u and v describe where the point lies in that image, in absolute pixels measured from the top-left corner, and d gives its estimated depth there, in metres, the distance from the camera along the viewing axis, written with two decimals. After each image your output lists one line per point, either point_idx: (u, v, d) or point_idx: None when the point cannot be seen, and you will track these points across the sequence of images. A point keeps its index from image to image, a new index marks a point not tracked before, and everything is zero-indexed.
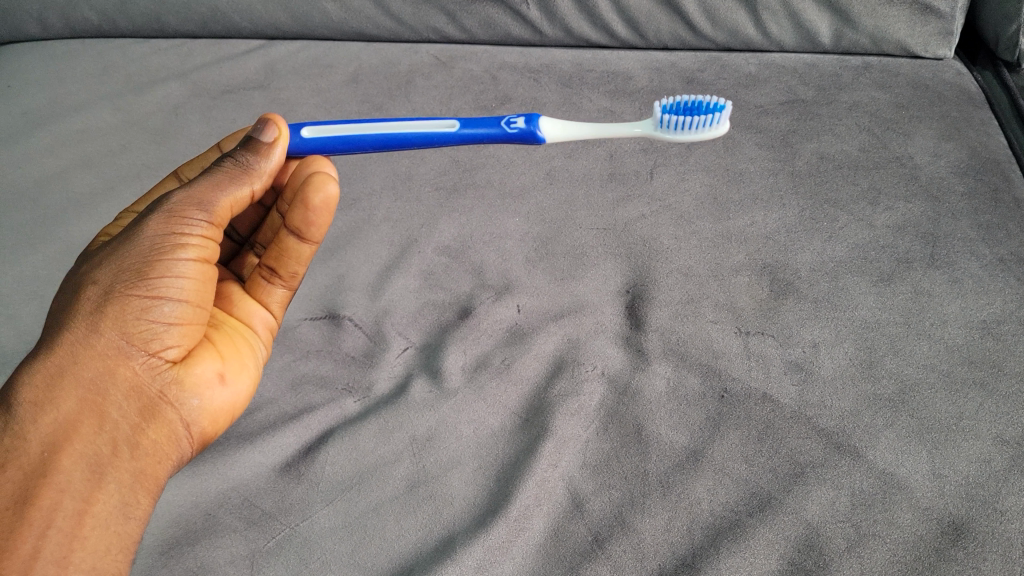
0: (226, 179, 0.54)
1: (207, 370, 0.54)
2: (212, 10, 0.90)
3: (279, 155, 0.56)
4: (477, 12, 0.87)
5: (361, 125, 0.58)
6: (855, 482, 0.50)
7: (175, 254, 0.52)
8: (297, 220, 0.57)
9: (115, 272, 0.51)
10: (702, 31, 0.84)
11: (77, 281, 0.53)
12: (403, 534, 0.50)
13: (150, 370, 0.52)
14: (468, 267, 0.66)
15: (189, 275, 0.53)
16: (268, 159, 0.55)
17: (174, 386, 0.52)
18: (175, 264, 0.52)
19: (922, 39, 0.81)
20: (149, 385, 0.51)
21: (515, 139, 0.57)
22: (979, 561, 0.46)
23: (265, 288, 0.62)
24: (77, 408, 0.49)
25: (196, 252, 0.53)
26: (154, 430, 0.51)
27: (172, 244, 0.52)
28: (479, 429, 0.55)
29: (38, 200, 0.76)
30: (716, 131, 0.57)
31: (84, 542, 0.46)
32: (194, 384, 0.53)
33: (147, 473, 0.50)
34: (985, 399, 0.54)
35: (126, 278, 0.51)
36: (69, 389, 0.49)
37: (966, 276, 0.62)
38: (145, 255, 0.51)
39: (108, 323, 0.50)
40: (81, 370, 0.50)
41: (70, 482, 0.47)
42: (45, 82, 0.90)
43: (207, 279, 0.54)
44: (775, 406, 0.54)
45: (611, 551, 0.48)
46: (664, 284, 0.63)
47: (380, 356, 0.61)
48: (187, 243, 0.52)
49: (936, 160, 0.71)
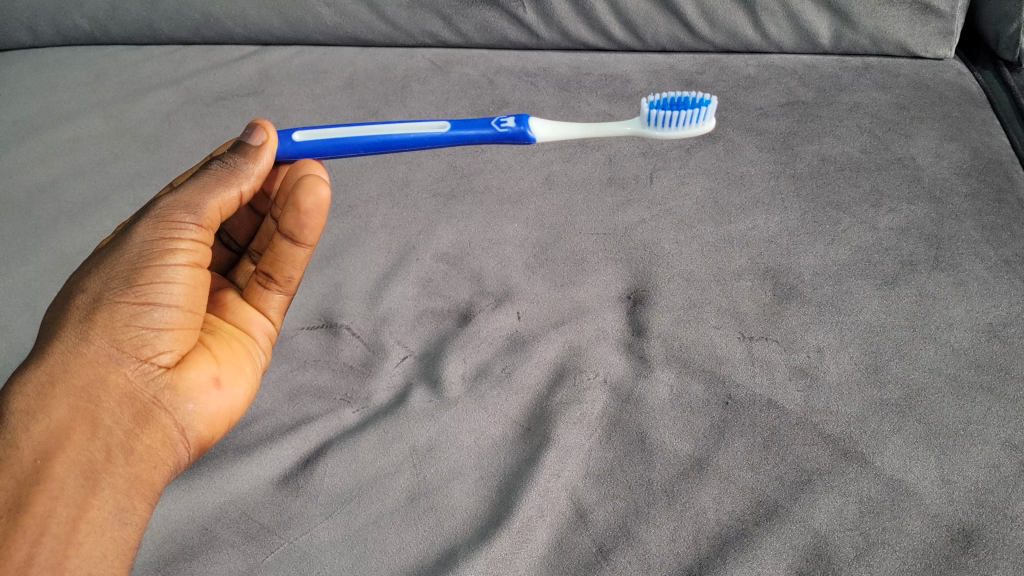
0: (214, 182, 0.53)
1: (201, 374, 0.53)
2: (204, 16, 0.90)
3: (267, 158, 0.55)
4: (473, 16, 0.86)
5: (352, 128, 0.57)
6: (863, 489, 0.50)
7: (165, 259, 0.51)
8: (290, 223, 0.57)
9: (105, 280, 0.51)
10: (701, 33, 0.83)
11: (68, 291, 0.53)
12: (404, 547, 0.49)
13: (142, 376, 0.50)
14: (466, 274, 0.66)
15: (181, 280, 0.52)
16: (256, 161, 0.54)
17: (168, 391, 0.51)
18: (166, 270, 0.51)
19: (922, 39, 0.80)
20: (141, 391, 0.50)
21: (506, 138, 0.58)
22: (991, 569, 0.46)
23: (263, 294, 0.61)
24: (69, 416, 0.48)
25: (187, 256, 0.52)
26: (148, 435, 0.50)
27: (161, 249, 0.51)
28: (480, 439, 0.54)
29: (31, 210, 0.75)
30: (702, 127, 0.59)
31: (79, 548, 0.45)
32: (188, 388, 0.52)
33: (143, 478, 0.49)
34: (992, 403, 0.53)
35: (115, 285, 0.50)
36: (61, 397, 0.49)
37: (971, 278, 0.61)
38: (135, 262, 0.51)
39: (97, 331, 0.50)
40: (72, 377, 0.49)
41: (63, 489, 0.46)
42: (37, 90, 0.89)
43: (200, 283, 0.53)
44: (781, 413, 0.54)
45: (616, 563, 0.48)
46: (665, 289, 0.62)
47: (379, 365, 0.60)
48: (177, 247, 0.51)
49: (939, 161, 0.70)
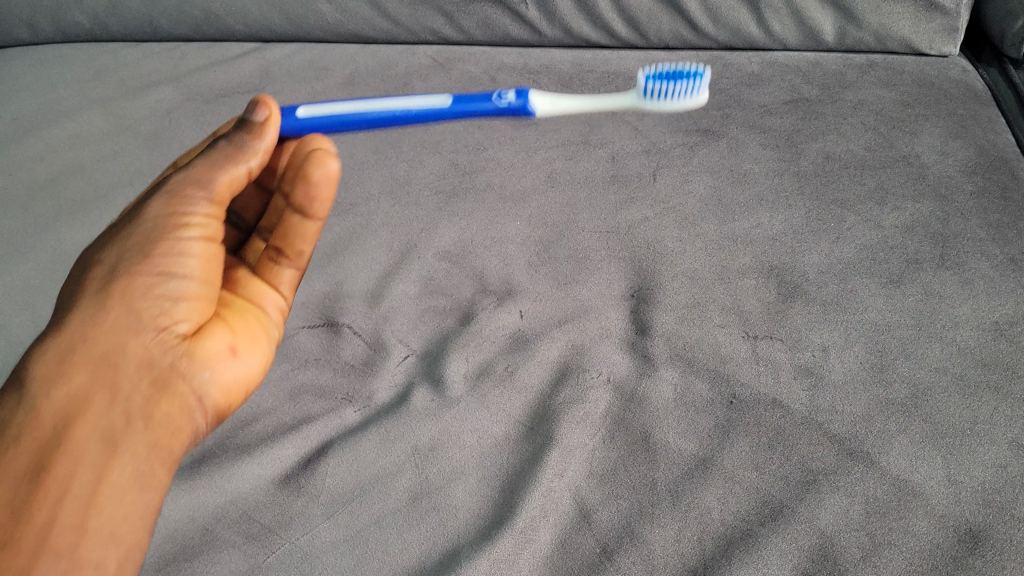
0: (224, 159, 0.54)
1: (217, 344, 0.54)
2: (205, 13, 0.89)
3: (273, 134, 0.55)
4: (475, 13, 0.86)
5: (355, 105, 0.57)
6: (869, 490, 0.49)
7: (178, 234, 0.54)
8: (300, 196, 0.57)
9: (119, 251, 0.53)
10: (704, 30, 0.83)
11: (84, 265, 0.55)
12: (407, 547, 0.49)
13: (159, 346, 0.52)
14: (468, 272, 0.65)
15: (195, 254, 0.54)
16: (264, 138, 0.55)
17: (185, 360, 0.52)
18: (181, 243, 0.54)
19: (927, 36, 0.80)
20: (158, 359, 0.52)
21: (506, 113, 0.58)
22: (997, 570, 0.45)
23: (274, 271, 0.60)
24: (86, 380, 0.50)
25: (199, 232, 0.55)
26: (166, 403, 0.51)
27: (174, 224, 0.54)
28: (482, 438, 0.54)
29: (29, 207, 0.74)
30: (697, 101, 0.58)
31: (102, 510, 0.47)
32: (204, 357, 0.53)
33: (162, 444, 0.50)
34: (999, 403, 0.53)
35: (130, 257, 0.53)
36: (80, 362, 0.50)
37: (977, 276, 0.61)
38: (149, 236, 0.53)
39: (116, 303, 0.52)
40: (90, 346, 0.51)
41: (86, 453, 0.48)
42: (36, 87, 0.88)
43: (214, 257, 0.56)
44: (786, 412, 0.53)
45: (620, 563, 0.47)
46: (669, 288, 0.62)
47: (381, 363, 0.59)
48: (189, 223, 0.54)
49: (944, 159, 0.70)
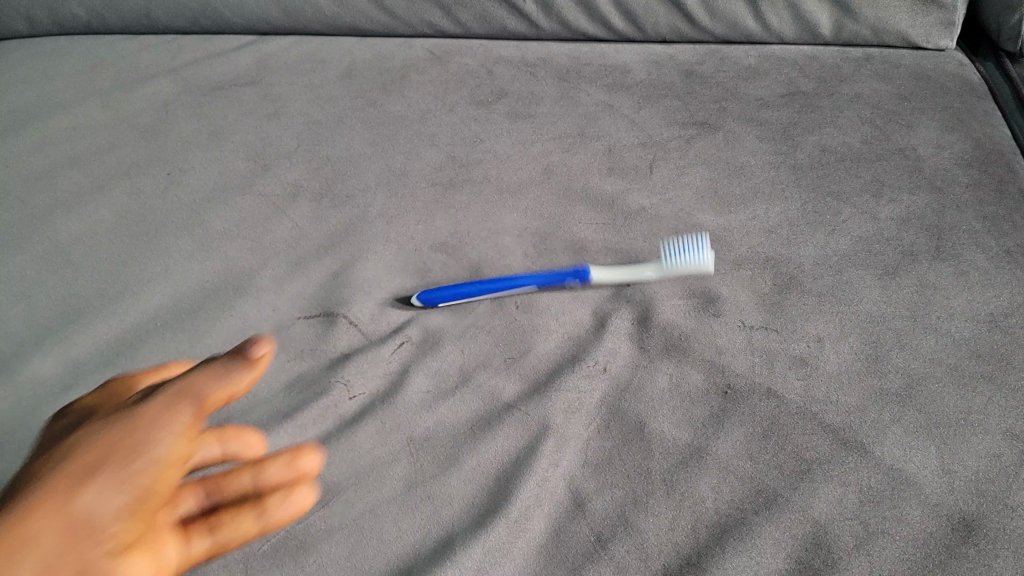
0: (211, 375, 0.45)
1: (141, 553, 0.42)
2: (203, 5, 0.89)
3: (253, 378, 0.47)
4: (472, 6, 0.86)
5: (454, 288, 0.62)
6: (863, 479, 0.49)
7: (151, 438, 0.43)
8: (272, 474, 0.49)
9: (106, 441, 0.43)
10: (701, 24, 0.83)
11: (66, 449, 0.43)
12: (402, 535, 0.49)
13: (97, 533, 0.41)
14: (465, 264, 0.65)
15: (157, 461, 0.43)
16: (244, 378, 0.46)
17: (112, 554, 0.41)
18: (140, 449, 0.42)
19: (923, 30, 0.80)
20: (89, 546, 0.40)
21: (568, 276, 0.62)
22: (991, 559, 0.45)
23: (211, 488, 0.49)
24: (52, 552, 0.39)
25: (173, 457, 0.43)
26: None
27: (163, 415, 0.43)
28: (476, 427, 0.54)
29: (26, 197, 0.74)
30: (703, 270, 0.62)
31: None
32: (133, 558, 0.42)
33: None
34: (994, 393, 0.53)
35: (113, 447, 0.42)
36: (45, 534, 0.40)
37: (972, 268, 0.61)
38: (133, 445, 0.42)
39: (70, 474, 0.41)
40: (51, 515, 0.40)
41: None
42: (34, 79, 0.88)
43: (166, 476, 0.43)
44: (780, 402, 0.53)
45: (614, 552, 0.47)
46: (664, 279, 0.62)
47: (376, 352, 0.59)
48: (170, 429, 0.43)
49: (940, 152, 0.70)
